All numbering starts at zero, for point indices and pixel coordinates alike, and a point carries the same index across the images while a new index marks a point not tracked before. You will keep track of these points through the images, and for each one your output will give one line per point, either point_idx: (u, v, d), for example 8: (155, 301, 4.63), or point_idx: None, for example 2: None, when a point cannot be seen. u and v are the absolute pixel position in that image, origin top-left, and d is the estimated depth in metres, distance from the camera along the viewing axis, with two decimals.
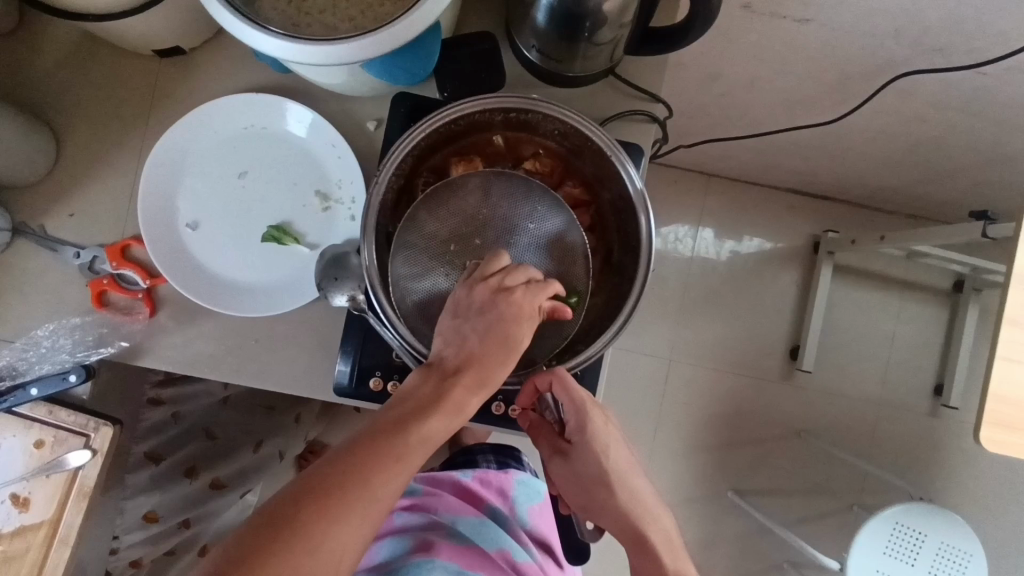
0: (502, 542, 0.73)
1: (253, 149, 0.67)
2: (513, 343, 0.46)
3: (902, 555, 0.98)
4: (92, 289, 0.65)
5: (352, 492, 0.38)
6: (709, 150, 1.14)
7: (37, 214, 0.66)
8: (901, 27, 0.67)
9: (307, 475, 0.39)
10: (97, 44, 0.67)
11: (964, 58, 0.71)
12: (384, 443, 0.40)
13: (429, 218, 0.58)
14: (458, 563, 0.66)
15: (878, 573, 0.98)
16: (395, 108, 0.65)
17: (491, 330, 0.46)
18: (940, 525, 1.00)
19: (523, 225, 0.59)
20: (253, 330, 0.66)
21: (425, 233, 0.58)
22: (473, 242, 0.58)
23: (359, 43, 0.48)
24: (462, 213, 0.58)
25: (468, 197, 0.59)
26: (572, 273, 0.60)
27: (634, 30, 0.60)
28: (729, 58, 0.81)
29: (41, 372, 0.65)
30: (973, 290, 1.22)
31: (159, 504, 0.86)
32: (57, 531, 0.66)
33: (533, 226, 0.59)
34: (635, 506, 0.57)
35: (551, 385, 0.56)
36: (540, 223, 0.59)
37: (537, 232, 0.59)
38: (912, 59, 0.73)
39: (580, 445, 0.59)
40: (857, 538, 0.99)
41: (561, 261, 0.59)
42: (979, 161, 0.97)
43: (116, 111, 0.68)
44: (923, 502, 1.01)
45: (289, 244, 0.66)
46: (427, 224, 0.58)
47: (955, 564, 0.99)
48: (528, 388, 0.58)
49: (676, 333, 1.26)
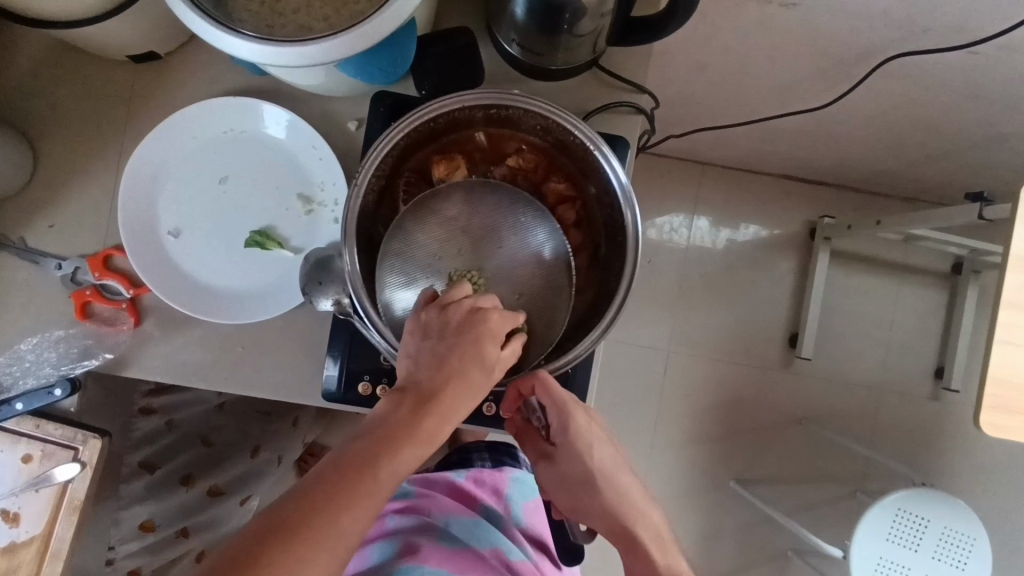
0: (496, 541, 0.72)
1: (233, 154, 0.66)
2: (489, 364, 0.46)
3: (905, 541, 0.98)
4: (75, 301, 0.64)
5: (319, 531, 0.37)
6: (701, 138, 1.12)
7: (18, 226, 0.66)
8: (889, 8, 0.66)
9: (271, 512, 0.37)
10: (71, 51, 0.66)
11: (955, 38, 0.70)
12: (352, 478, 0.39)
13: (415, 229, 0.57)
14: (448, 568, 0.66)
15: (881, 560, 0.97)
16: (375, 107, 0.64)
17: (467, 350, 0.45)
18: (943, 510, 0.99)
19: (513, 236, 0.58)
20: (239, 337, 0.65)
21: (412, 243, 0.57)
22: (460, 249, 0.57)
23: (332, 44, 0.47)
24: (446, 222, 0.57)
25: (453, 207, 0.58)
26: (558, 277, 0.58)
27: (615, 20, 0.58)
28: (716, 45, 0.80)
29: (26, 386, 0.65)
30: (972, 272, 1.21)
31: (156, 513, 0.86)
32: (49, 545, 0.66)
33: (518, 233, 0.58)
34: (623, 503, 0.57)
35: (534, 390, 0.56)
36: (527, 235, 0.58)
37: (524, 244, 0.58)
38: (902, 41, 0.72)
39: (565, 448, 0.58)
40: (859, 526, 0.98)
41: (547, 270, 0.58)
42: (974, 142, 0.96)
43: (93, 120, 0.67)
44: (926, 488, 1.00)
45: (273, 248, 0.65)
46: (413, 235, 0.57)
47: (959, 549, 0.99)
48: (512, 392, 0.57)
49: (673, 324, 1.25)
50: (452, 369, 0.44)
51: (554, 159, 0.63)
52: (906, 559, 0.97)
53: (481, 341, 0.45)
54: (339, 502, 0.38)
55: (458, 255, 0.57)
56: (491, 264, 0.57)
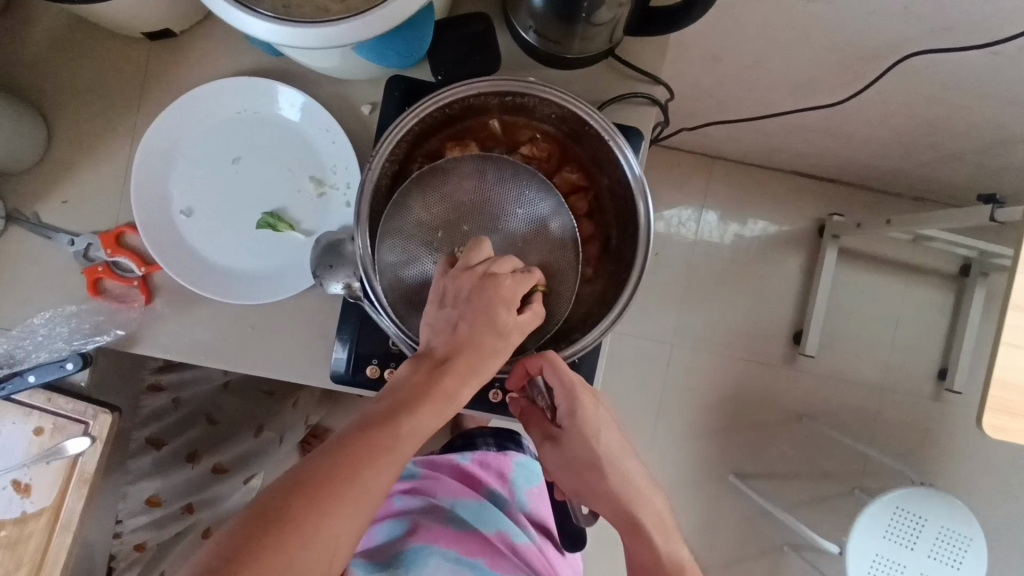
0: (501, 524, 0.73)
1: (247, 134, 0.66)
2: (501, 327, 0.47)
3: (903, 539, 0.98)
4: (87, 277, 0.64)
5: (343, 481, 0.39)
6: (713, 132, 1.12)
7: (31, 201, 0.66)
8: (911, 5, 0.65)
9: (299, 467, 0.39)
10: (86, 27, 0.66)
11: (974, 38, 0.69)
12: (374, 435, 0.41)
13: (418, 203, 0.56)
14: (455, 550, 0.67)
15: (877, 557, 0.98)
16: (390, 91, 0.64)
17: (479, 313, 0.46)
18: (941, 510, 1.00)
19: (515, 210, 0.57)
20: (249, 317, 0.66)
21: (415, 219, 0.56)
22: (461, 228, 0.56)
23: (349, 26, 0.47)
24: (451, 199, 0.56)
25: (460, 183, 0.57)
26: (560, 260, 0.58)
27: (634, 8, 0.58)
28: (733, 38, 0.79)
29: (39, 359, 0.65)
30: (980, 275, 1.19)
31: (161, 488, 0.87)
32: (60, 514, 0.67)
33: (522, 211, 0.57)
34: (627, 487, 0.57)
35: (543, 369, 0.55)
36: (530, 207, 0.57)
37: (525, 218, 0.57)
38: (921, 39, 0.72)
39: (571, 430, 0.57)
40: (857, 523, 0.99)
41: (550, 244, 0.57)
42: (986, 143, 0.95)
43: (106, 96, 0.67)
44: (925, 488, 1.00)
45: (284, 230, 0.65)
46: (416, 210, 0.56)
47: (955, 549, 0.99)
48: (518, 371, 0.56)
49: (678, 317, 1.25)
50: (467, 335, 0.46)
51: (568, 147, 0.63)
52: (902, 556, 0.98)
53: (493, 305, 0.46)
54: (362, 456, 0.40)
55: (465, 230, 0.56)
56: (496, 241, 0.56)
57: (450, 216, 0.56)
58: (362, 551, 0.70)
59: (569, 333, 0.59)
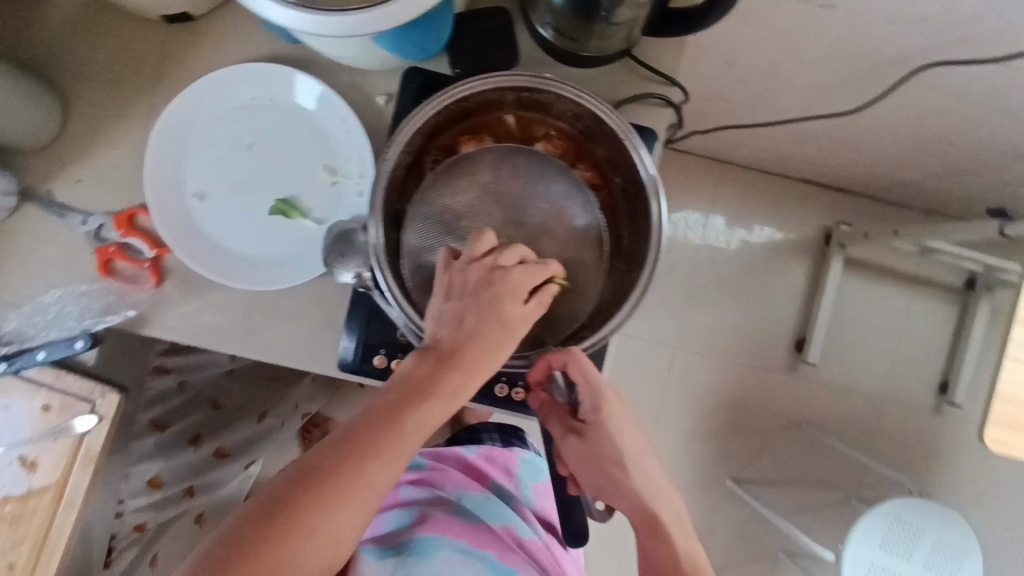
0: (508, 518, 0.73)
1: (261, 121, 0.66)
2: (509, 321, 0.46)
3: (898, 550, 0.98)
4: (98, 256, 0.65)
5: (341, 482, 0.40)
6: (724, 137, 1.12)
7: (44, 177, 0.66)
8: (930, 14, 0.65)
9: (305, 458, 0.41)
10: (104, 7, 0.67)
11: (994, 50, 0.69)
12: (375, 430, 0.42)
13: (445, 187, 0.61)
14: (465, 542, 0.67)
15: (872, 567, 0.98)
16: (406, 82, 0.64)
17: (488, 306, 0.46)
18: (935, 523, 1.00)
19: (539, 200, 0.62)
20: (256, 304, 0.66)
21: (440, 202, 0.61)
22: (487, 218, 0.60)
23: (371, 14, 0.47)
24: (478, 185, 0.62)
25: (485, 171, 0.62)
26: (581, 251, 0.62)
27: (654, 9, 0.58)
28: (752, 45, 0.79)
29: (48, 337, 0.66)
30: (987, 290, 1.20)
31: (163, 470, 0.89)
32: (64, 492, 0.69)
33: (546, 203, 0.62)
34: (646, 487, 0.57)
35: (566, 363, 0.56)
36: (553, 197, 0.62)
37: (548, 208, 0.62)
38: (941, 50, 0.71)
39: (594, 426, 0.59)
40: (854, 532, 0.99)
41: (573, 234, 0.62)
42: (999, 157, 0.95)
43: (125, 81, 0.67)
44: (919, 501, 1.01)
45: (296, 218, 0.66)
46: (443, 194, 0.61)
47: (948, 564, 0.99)
48: (540, 365, 0.57)
49: (681, 319, 1.25)
50: (474, 326, 0.45)
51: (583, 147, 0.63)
52: (899, 568, 0.98)
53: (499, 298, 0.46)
54: (361, 457, 0.41)
55: (490, 215, 0.60)
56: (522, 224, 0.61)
57: (479, 202, 0.61)
58: (369, 539, 0.71)
59: (578, 331, 0.59)
